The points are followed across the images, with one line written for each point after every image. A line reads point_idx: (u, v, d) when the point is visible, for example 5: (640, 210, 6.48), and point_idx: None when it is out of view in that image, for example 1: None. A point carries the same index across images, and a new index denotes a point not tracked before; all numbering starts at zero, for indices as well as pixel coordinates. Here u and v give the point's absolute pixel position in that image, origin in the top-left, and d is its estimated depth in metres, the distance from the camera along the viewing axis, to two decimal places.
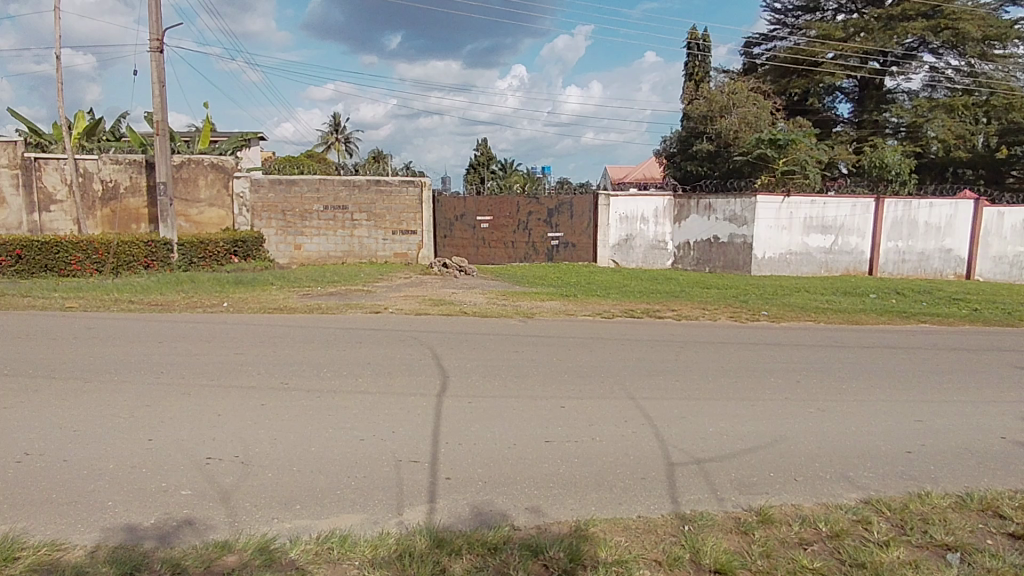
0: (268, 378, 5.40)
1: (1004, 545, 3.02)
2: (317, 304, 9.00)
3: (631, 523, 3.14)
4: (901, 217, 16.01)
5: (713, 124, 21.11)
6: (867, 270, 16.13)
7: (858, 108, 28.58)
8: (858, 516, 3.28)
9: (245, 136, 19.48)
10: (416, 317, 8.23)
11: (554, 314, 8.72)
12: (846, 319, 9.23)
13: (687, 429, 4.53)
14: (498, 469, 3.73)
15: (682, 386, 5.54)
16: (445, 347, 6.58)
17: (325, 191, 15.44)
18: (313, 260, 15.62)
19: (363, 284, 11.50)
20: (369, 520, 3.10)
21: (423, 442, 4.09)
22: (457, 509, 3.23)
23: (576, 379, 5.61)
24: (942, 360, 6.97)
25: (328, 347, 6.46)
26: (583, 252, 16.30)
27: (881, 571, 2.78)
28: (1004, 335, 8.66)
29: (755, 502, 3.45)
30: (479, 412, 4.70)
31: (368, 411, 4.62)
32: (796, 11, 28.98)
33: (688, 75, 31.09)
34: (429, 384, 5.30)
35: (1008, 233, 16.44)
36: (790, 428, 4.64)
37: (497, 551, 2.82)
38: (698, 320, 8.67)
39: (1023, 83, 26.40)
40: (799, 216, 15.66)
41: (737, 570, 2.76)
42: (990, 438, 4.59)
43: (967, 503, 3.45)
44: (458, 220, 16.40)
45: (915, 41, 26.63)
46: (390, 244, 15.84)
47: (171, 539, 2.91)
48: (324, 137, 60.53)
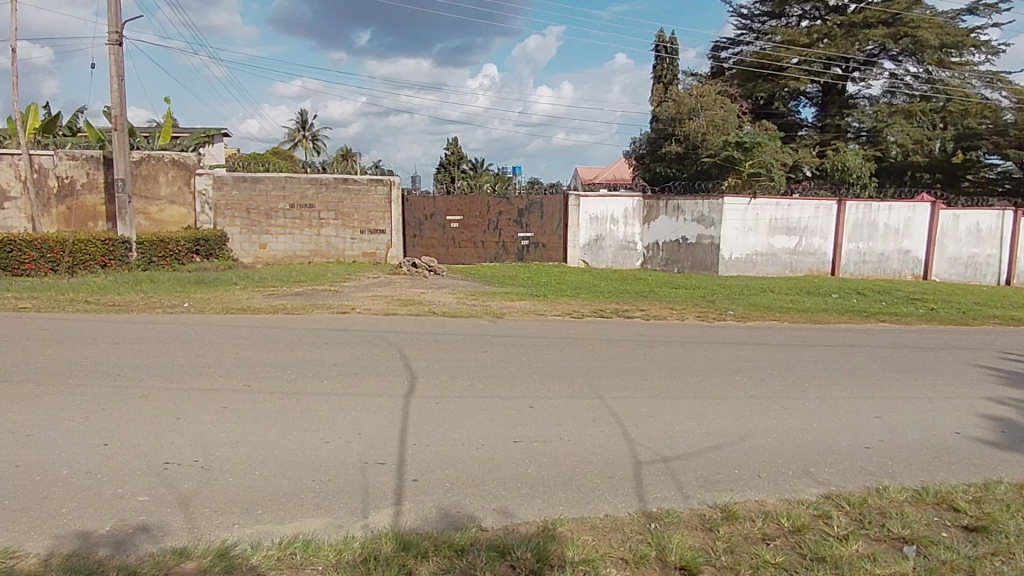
0: (230, 380, 5.27)
1: (959, 538, 3.11)
2: (282, 304, 8.84)
3: (598, 522, 3.16)
4: (862, 219, 16.46)
5: (681, 126, 21.40)
6: (830, 271, 16.52)
7: (821, 112, 29.20)
8: (819, 511, 3.36)
9: (208, 132, 19.06)
10: (384, 317, 8.15)
11: (523, 314, 8.73)
12: (809, 319, 9.43)
13: (653, 427, 4.58)
14: (466, 470, 3.72)
15: (649, 385, 5.58)
16: (413, 347, 6.53)
17: (291, 190, 15.19)
18: (278, 259, 15.36)
19: (331, 284, 11.34)
20: (333, 524, 3.05)
21: (390, 443, 4.05)
22: (424, 511, 3.20)
23: (544, 379, 5.62)
24: (900, 358, 7.18)
25: (292, 348, 6.36)
26: (553, 252, 16.37)
27: (841, 564, 2.84)
28: (958, 334, 8.96)
29: (720, 499, 3.50)
30: (446, 412, 4.68)
31: (334, 413, 4.55)
32: (762, 16, 29.44)
33: (657, 77, 31.45)
34: (396, 385, 5.25)
35: (962, 235, 17.12)
36: (754, 425, 4.72)
37: (463, 552, 2.80)
38: (665, 320, 8.78)
39: (977, 90, 27.53)
40: (765, 218, 15.98)
41: (702, 567, 2.79)
42: (946, 434, 4.75)
43: (922, 497, 3.56)
44: (427, 220, 16.26)
45: (876, 48, 27.34)
46: (358, 243, 15.66)
47: (126, 546, 2.82)
48: (291, 134, 59.60)
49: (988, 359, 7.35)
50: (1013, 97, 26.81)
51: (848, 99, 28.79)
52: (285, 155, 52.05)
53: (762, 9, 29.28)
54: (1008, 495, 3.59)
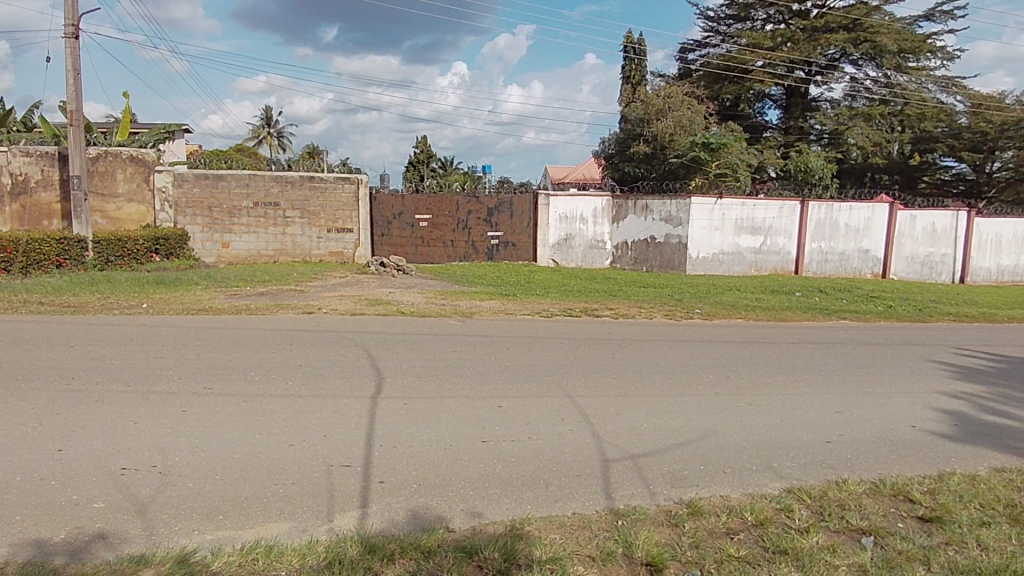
0: (190, 383, 5.13)
1: (915, 529, 3.21)
2: (245, 305, 8.67)
3: (566, 520, 3.17)
4: (824, 219, 16.91)
5: (650, 127, 21.66)
6: (793, 270, 16.89)
7: (785, 114, 29.77)
8: (781, 504, 3.43)
9: (169, 128, 18.58)
10: (351, 317, 8.05)
11: (492, 313, 8.72)
12: (773, 316, 9.65)
13: (621, 424, 4.63)
14: (433, 471, 3.69)
15: (618, 383, 5.64)
16: (381, 347, 6.47)
17: (255, 187, 14.91)
18: (242, 259, 15.04)
19: (296, 284, 11.13)
20: (297, 529, 3.00)
21: (356, 445, 4.00)
22: (391, 514, 3.17)
23: (512, 379, 5.61)
24: (860, 354, 7.38)
25: (255, 349, 6.22)
26: (523, 251, 16.40)
27: (801, 556, 2.90)
28: (915, 330, 9.25)
29: (686, 495, 3.55)
30: (414, 412, 4.65)
31: (299, 416, 4.47)
32: (728, 19, 29.89)
33: (626, 78, 31.70)
34: (362, 386, 5.17)
35: (919, 235, 17.72)
36: (720, 422, 4.80)
37: (430, 554, 2.78)
38: (634, 319, 8.88)
39: (933, 94, 28.56)
40: (730, 218, 16.27)
41: (668, 563, 2.82)
42: (903, 427, 4.90)
43: (880, 489, 3.67)
44: (395, 219, 16.14)
45: (837, 53, 28.09)
46: (325, 242, 15.46)
47: (83, 554, 2.72)
48: (255, 131, 58.47)
49: (943, 354, 7.61)
50: (967, 101, 27.91)
51: (811, 101, 29.44)
52: (249, 152, 50.90)
53: (728, 12, 29.73)
54: (961, 486, 3.73)
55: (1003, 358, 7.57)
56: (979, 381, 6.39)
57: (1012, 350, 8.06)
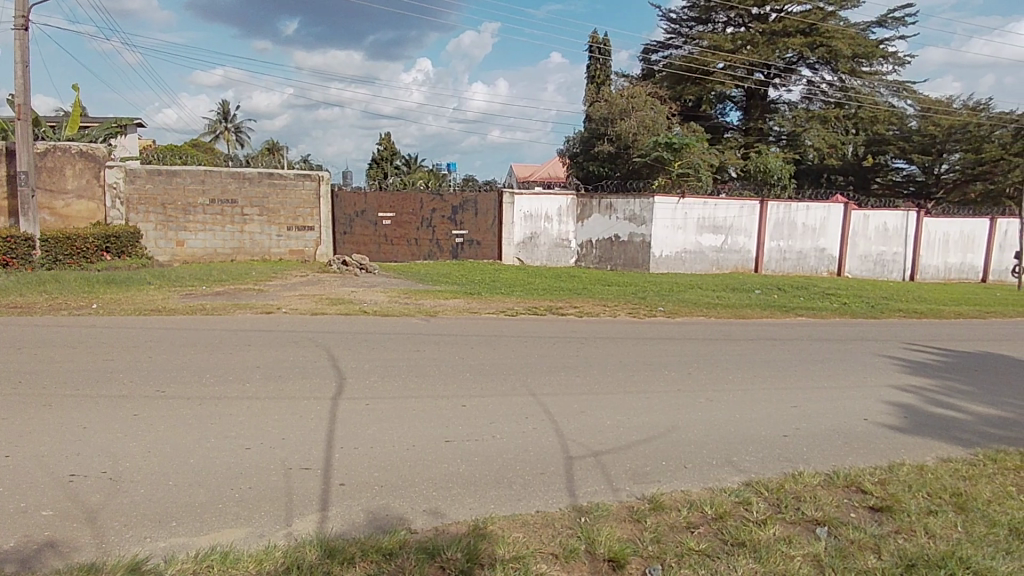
0: (143, 386, 4.95)
1: (866, 518, 3.32)
2: (200, 305, 8.42)
3: (530, 518, 3.17)
4: (782, 219, 17.36)
5: (614, 126, 21.87)
6: (753, 268, 17.28)
7: (745, 116, 30.41)
8: (739, 497, 3.50)
9: (121, 123, 17.92)
10: (311, 316, 7.91)
11: (457, 312, 8.67)
12: (734, 313, 9.86)
13: (584, 422, 4.65)
14: (395, 472, 3.64)
15: (582, 381, 5.68)
16: (343, 347, 6.38)
17: (211, 183, 14.52)
18: (198, 257, 14.62)
19: (255, 284, 10.85)
20: (254, 534, 2.92)
21: (316, 448, 3.91)
22: (351, 516, 3.12)
23: (475, 378, 5.58)
24: (815, 350, 7.60)
25: (210, 350, 6.05)
26: (488, 250, 16.41)
27: (759, 548, 2.96)
28: (867, 326, 9.56)
29: (648, 490, 3.59)
30: (375, 412, 4.59)
31: (257, 418, 4.36)
32: (689, 21, 30.40)
33: (591, 78, 31.94)
34: (324, 387, 5.08)
35: (872, 234, 18.34)
36: (682, 418, 4.87)
37: (392, 556, 2.74)
38: (598, 317, 8.96)
39: (885, 98, 29.64)
40: (693, 217, 16.56)
41: (630, 558, 2.84)
42: (855, 421, 5.05)
43: (834, 480, 3.78)
44: (358, 217, 15.88)
45: (794, 56, 28.79)
46: (285, 241, 15.18)
47: (33, 563, 2.61)
48: (211, 126, 56.91)
49: (894, 350, 7.88)
50: (916, 105, 29.32)
51: (770, 104, 30.15)
52: (206, 148, 49.50)
53: (690, 14, 30.24)
54: (910, 476, 3.87)
55: (950, 352, 7.89)
56: (928, 376, 6.63)
57: (957, 345, 8.43)
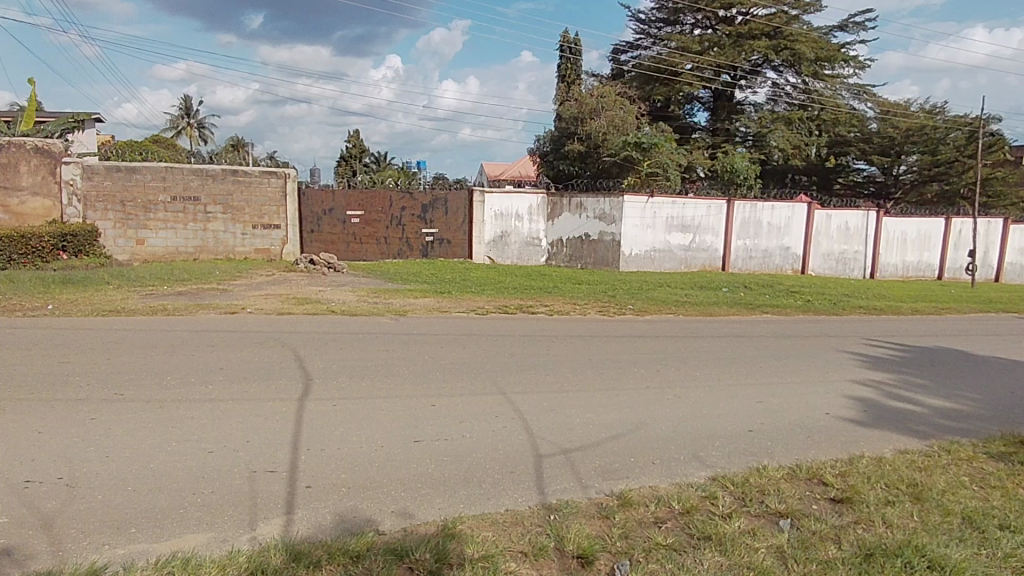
0: (101, 389, 4.80)
1: (827, 510, 3.41)
2: (162, 305, 8.23)
3: (500, 517, 3.17)
4: (748, 218, 17.70)
5: (584, 125, 22.01)
6: (720, 267, 17.60)
7: (712, 117, 30.88)
8: (706, 492, 3.56)
9: (77, 117, 17.33)
10: (277, 316, 7.78)
11: (428, 312, 8.61)
12: (701, 311, 10.03)
13: (554, 420, 4.68)
14: (363, 474, 3.60)
15: (553, 379, 5.72)
16: (310, 347, 6.29)
17: (173, 180, 14.14)
18: (159, 256, 14.24)
19: (219, 283, 10.60)
20: (217, 539, 2.86)
21: (282, 450, 3.85)
22: (318, 519, 3.07)
23: (445, 377, 5.55)
24: (780, 346, 7.77)
25: (171, 352, 5.89)
26: (458, 249, 16.36)
27: (724, 541, 3.02)
28: (829, 323, 9.84)
29: (617, 487, 3.63)
30: (343, 413, 4.54)
31: (220, 421, 4.26)
32: (658, 22, 30.72)
33: (562, 77, 32.05)
34: (291, 388, 5.01)
35: (834, 233, 18.83)
36: (650, 415, 4.92)
37: (359, 558, 2.71)
38: (568, 315, 9.04)
39: (846, 101, 30.45)
40: (662, 216, 16.78)
41: (599, 554, 2.87)
42: (818, 415, 5.19)
43: (797, 473, 3.87)
44: (326, 215, 15.65)
45: (759, 58, 29.19)
46: (250, 239, 14.88)
47: None
48: (173, 121, 55.37)
49: (856, 345, 8.11)
50: (876, 108, 30.22)
51: (736, 105, 30.70)
52: (167, 144, 48.14)
53: (658, 16, 30.59)
54: (869, 468, 3.99)
55: (908, 348, 8.15)
56: (887, 370, 6.85)
57: (914, 340, 8.72)
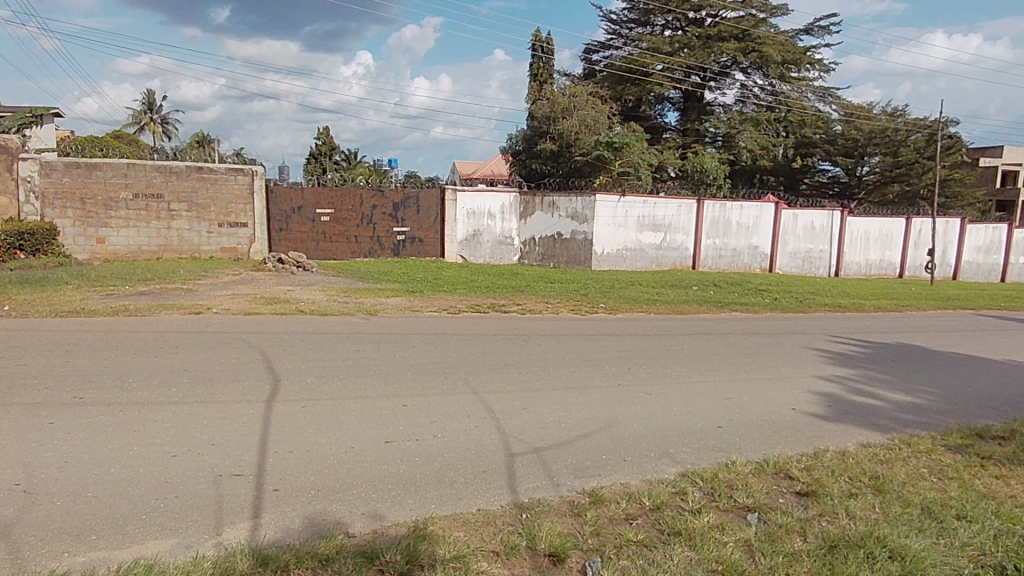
0: (59, 393, 4.64)
1: (793, 503, 3.49)
2: (123, 306, 7.99)
3: (471, 517, 3.16)
4: (718, 218, 18.00)
5: (556, 125, 22.08)
6: (691, 265, 17.84)
7: (682, 117, 31.25)
8: (676, 488, 3.61)
9: (33, 111, 16.69)
10: (243, 317, 7.62)
11: (400, 311, 8.52)
12: (671, 309, 10.16)
13: (526, 419, 4.69)
14: (333, 476, 3.56)
15: (525, 378, 5.72)
16: (277, 348, 6.17)
17: (135, 177, 13.74)
18: (120, 255, 13.84)
19: (184, 283, 10.35)
20: (181, 545, 2.79)
21: (248, 453, 3.78)
22: (286, 522, 3.02)
23: (416, 378, 5.51)
24: (748, 343, 7.92)
25: (133, 354, 5.73)
26: (430, 247, 16.28)
27: (693, 536, 3.05)
28: (795, 320, 10.06)
29: (588, 485, 3.64)
30: (313, 415, 4.47)
31: (184, 424, 4.16)
32: (629, 23, 30.93)
33: (534, 76, 32.08)
34: (257, 389, 4.92)
35: (800, 232, 19.26)
36: (621, 412, 4.97)
37: (328, 562, 2.67)
38: (541, 313, 9.07)
39: (812, 103, 31.11)
40: (633, 215, 16.93)
41: (570, 552, 2.88)
42: (784, 410, 5.30)
43: (764, 468, 3.95)
44: (295, 213, 15.40)
45: (728, 60, 29.69)
46: (216, 238, 14.57)
47: None
48: (135, 116, 53.76)
49: (820, 342, 8.30)
50: (841, 110, 31.04)
51: (706, 105, 31.14)
52: (128, 139, 46.80)
53: (629, 16, 30.79)
54: (833, 461, 4.09)
55: (870, 344, 8.38)
56: (850, 366, 7.02)
57: (876, 337, 8.97)
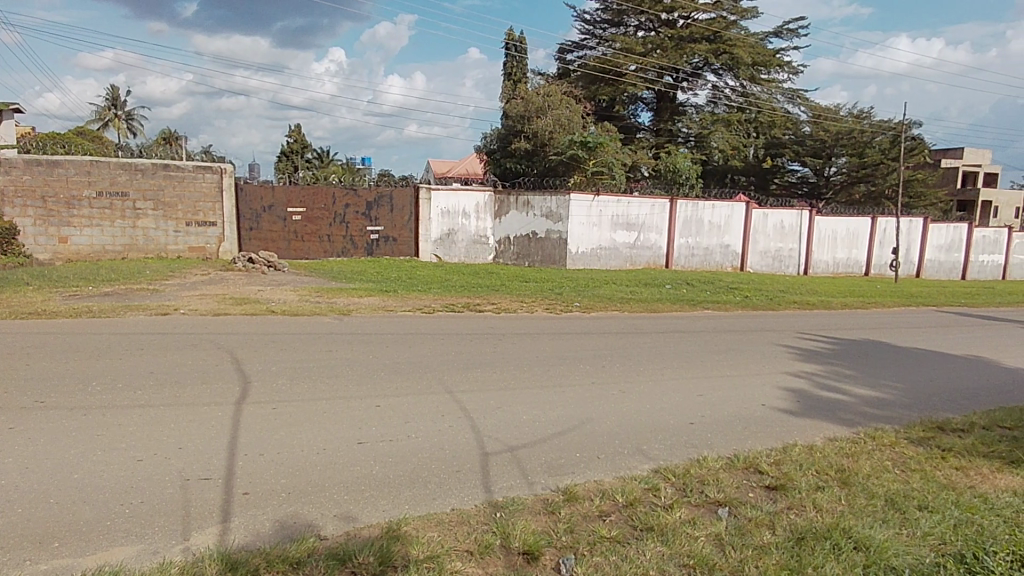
0: (19, 397, 4.49)
1: (762, 497, 3.56)
2: (86, 306, 7.77)
3: (445, 517, 3.15)
4: (690, 217, 18.23)
5: (530, 124, 22.11)
6: (664, 264, 18.03)
7: (656, 117, 31.56)
8: (649, 484, 3.65)
9: None
10: (211, 318, 7.47)
11: (373, 311, 8.45)
12: (644, 307, 10.27)
13: (500, 418, 4.68)
14: (305, 478, 3.52)
15: (498, 377, 5.73)
16: (247, 350, 6.05)
17: (98, 175, 13.38)
18: (84, 255, 13.47)
19: (150, 283, 10.12)
20: (147, 552, 2.73)
21: (217, 456, 3.71)
22: (256, 526, 2.98)
23: (390, 378, 5.46)
24: (719, 341, 8.03)
25: (96, 356, 5.56)
26: (404, 246, 16.19)
27: (665, 531, 3.10)
28: (766, 318, 10.25)
29: (562, 483, 3.67)
30: (284, 417, 4.40)
31: (150, 428, 4.06)
32: (603, 23, 31.08)
33: (508, 75, 32.08)
34: (227, 392, 4.83)
35: (770, 231, 19.62)
36: (596, 410, 5.01)
37: (299, 565, 2.64)
38: (515, 312, 9.09)
39: (781, 104, 31.65)
40: (607, 214, 17.03)
41: (544, 550, 2.89)
42: (755, 406, 5.39)
43: (734, 463, 4.01)
44: (265, 212, 15.15)
45: (700, 62, 30.03)
46: (184, 237, 14.25)
47: None
48: (98, 112, 52.21)
49: (789, 339, 8.46)
50: (809, 112, 31.73)
51: (678, 106, 31.49)
52: (93, 136, 45.54)
53: (603, 16, 30.91)
54: (801, 455, 4.18)
55: (836, 340, 8.58)
56: (818, 362, 7.17)
57: (843, 333, 9.19)
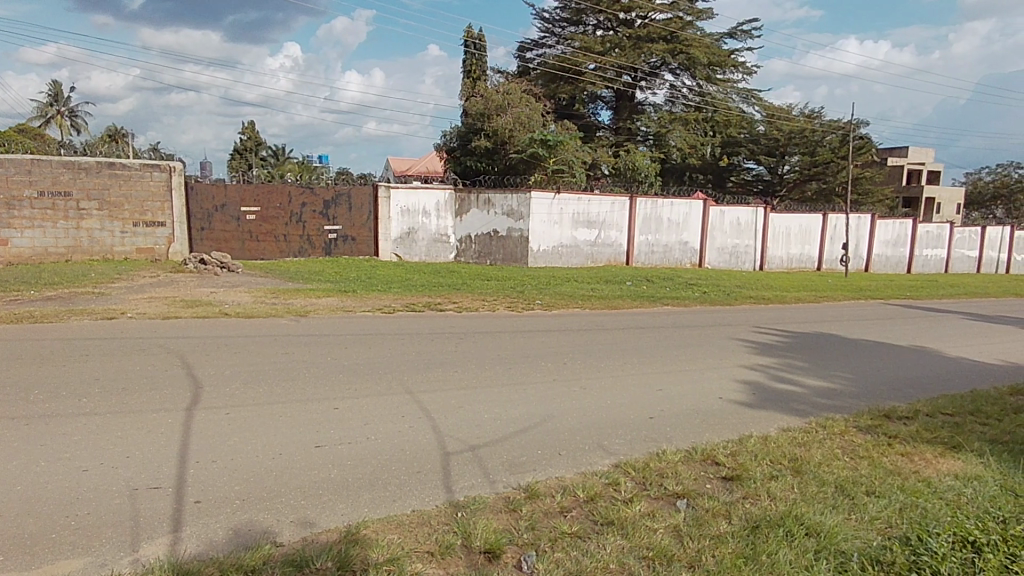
0: None
1: (719, 488, 3.65)
2: (24, 312, 7.38)
3: (405, 518, 3.13)
4: (650, 214, 18.53)
5: (490, 122, 22.04)
6: (625, 261, 18.25)
7: (615, 116, 31.90)
8: (609, 479, 3.70)
9: None
10: (161, 321, 7.21)
11: (331, 312, 8.33)
12: (605, 304, 10.38)
13: (460, 417, 4.68)
14: (260, 483, 3.44)
15: (459, 376, 5.72)
16: (199, 354, 5.86)
17: (39, 173, 12.78)
18: (25, 258, 12.83)
19: (94, 286, 9.70)
20: (94, 564, 2.62)
21: (166, 465, 3.58)
22: (209, 535, 2.90)
23: (350, 379, 5.39)
24: (678, 336, 8.18)
25: (36, 364, 5.30)
26: (363, 246, 15.97)
27: (625, 525, 3.14)
28: (723, 313, 10.48)
29: (523, 480, 3.69)
30: (236, 422, 4.28)
31: (97, 436, 3.91)
32: (562, 22, 31.30)
33: (467, 73, 31.94)
34: (176, 398, 4.67)
35: (727, 228, 20.08)
36: (557, 408, 5.04)
37: (254, 573, 2.58)
38: (476, 311, 9.04)
39: (736, 103, 32.41)
40: (568, 212, 17.17)
41: (506, 548, 2.90)
42: (712, 400, 5.51)
43: (692, 456, 4.10)
44: (217, 211, 14.77)
45: (658, 62, 30.45)
46: (131, 238, 13.72)
47: None
48: (40, 109, 49.91)
49: (745, 333, 8.67)
50: (763, 111, 32.63)
51: (637, 105, 31.89)
52: (34, 133, 43.41)
53: (562, 15, 31.09)
54: (756, 446, 4.29)
55: (790, 334, 8.84)
56: (773, 355, 7.37)
57: (796, 327, 9.47)
